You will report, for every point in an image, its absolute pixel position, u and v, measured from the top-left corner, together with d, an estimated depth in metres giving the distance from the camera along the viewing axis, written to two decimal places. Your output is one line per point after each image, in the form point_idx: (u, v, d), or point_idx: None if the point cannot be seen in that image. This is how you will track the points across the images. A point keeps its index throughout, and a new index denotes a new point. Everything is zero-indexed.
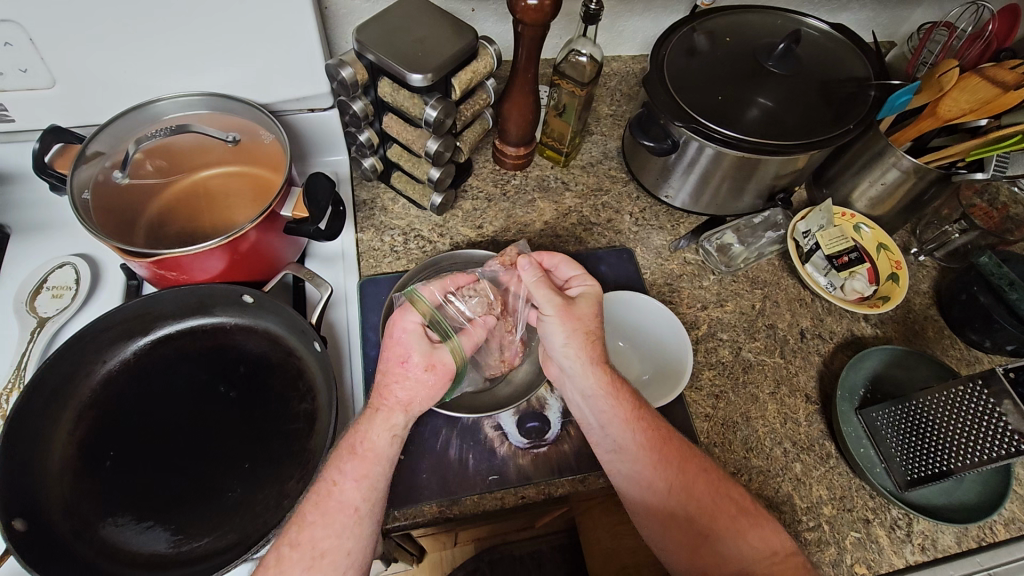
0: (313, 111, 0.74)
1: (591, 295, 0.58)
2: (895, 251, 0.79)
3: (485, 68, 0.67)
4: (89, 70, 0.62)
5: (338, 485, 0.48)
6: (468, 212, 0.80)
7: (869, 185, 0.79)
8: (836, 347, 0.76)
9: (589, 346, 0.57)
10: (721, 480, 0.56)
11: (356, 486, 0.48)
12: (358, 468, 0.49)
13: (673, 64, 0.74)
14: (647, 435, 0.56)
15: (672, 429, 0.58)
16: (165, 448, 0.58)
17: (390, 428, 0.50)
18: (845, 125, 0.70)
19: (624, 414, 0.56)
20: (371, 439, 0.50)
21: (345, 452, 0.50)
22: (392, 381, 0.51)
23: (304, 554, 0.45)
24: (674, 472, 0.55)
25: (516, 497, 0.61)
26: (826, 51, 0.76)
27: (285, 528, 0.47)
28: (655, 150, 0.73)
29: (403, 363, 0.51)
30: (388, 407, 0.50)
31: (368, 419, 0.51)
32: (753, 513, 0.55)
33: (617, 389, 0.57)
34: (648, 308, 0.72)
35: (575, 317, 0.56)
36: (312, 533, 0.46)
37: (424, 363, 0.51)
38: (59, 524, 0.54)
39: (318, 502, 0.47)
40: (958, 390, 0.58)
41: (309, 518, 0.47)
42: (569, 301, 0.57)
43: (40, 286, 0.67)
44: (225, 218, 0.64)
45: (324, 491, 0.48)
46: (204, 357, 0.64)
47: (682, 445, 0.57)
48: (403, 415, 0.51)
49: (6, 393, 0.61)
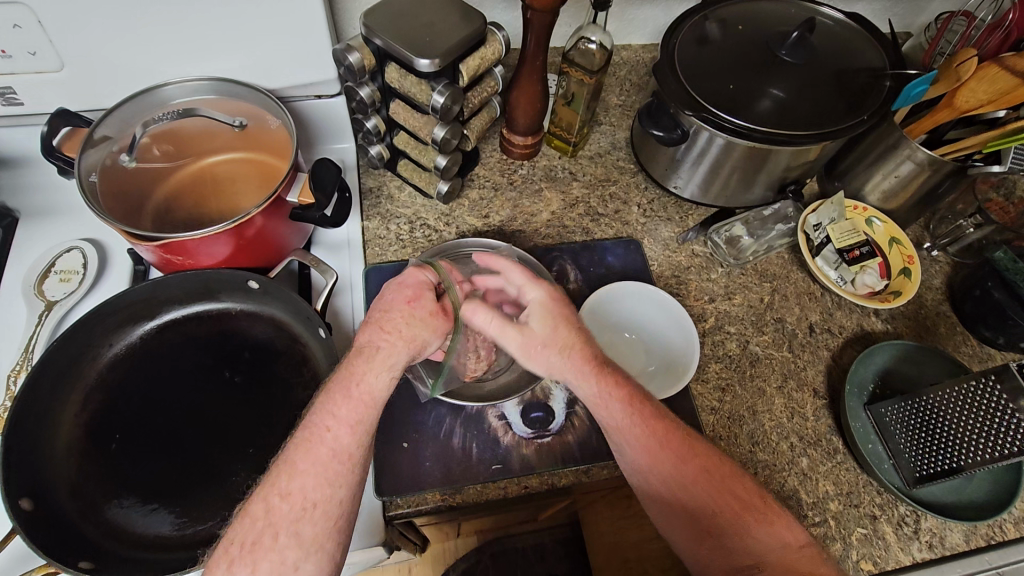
0: (320, 97, 0.73)
1: (541, 309, 0.56)
2: (908, 244, 0.78)
3: (493, 54, 0.66)
4: (98, 54, 0.62)
5: (331, 431, 0.45)
6: (475, 201, 0.80)
7: (883, 178, 0.78)
8: (846, 341, 0.75)
9: (568, 365, 0.55)
10: (722, 476, 0.53)
11: (350, 432, 0.46)
12: (352, 412, 0.46)
13: (683, 52, 0.73)
14: (646, 436, 0.53)
15: (672, 425, 0.54)
16: (170, 433, 0.58)
17: (388, 368, 0.48)
18: (857, 116, 0.69)
19: (619, 422, 0.54)
20: (367, 379, 0.48)
21: (338, 395, 0.47)
22: (394, 314, 0.51)
23: (296, 502, 0.43)
24: (674, 472, 0.52)
25: (519, 486, 0.61)
26: (841, 40, 0.75)
27: (269, 479, 0.44)
28: (665, 140, 0.72)
29: (409, 304, 0.51)
30: (390, 343, 0.49)
31: (364, 359, 0.48)
32: (761, 510, 0.52)
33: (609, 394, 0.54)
34: (657, 302, 0.72)
35: (538, 346, 0.55)
36: (304, 483, 0.43)
37: (429, 310, 0.51)
38: (65, 505, 0.54)
39: (309, 450, 0.44)
40: (970, 386, 0.57)
41: (301, 467, 0.44)
42: (523, 334, 0.55)
43: (47, 270, 0.67)
44: (232, 204, 0.65)
45: (314, 438, 0.45)
46: (210, 342, 0.64)
47: (685, 441, 0.54)
48: (401, 355, 0.49)
49: (14, 375, 0.61)
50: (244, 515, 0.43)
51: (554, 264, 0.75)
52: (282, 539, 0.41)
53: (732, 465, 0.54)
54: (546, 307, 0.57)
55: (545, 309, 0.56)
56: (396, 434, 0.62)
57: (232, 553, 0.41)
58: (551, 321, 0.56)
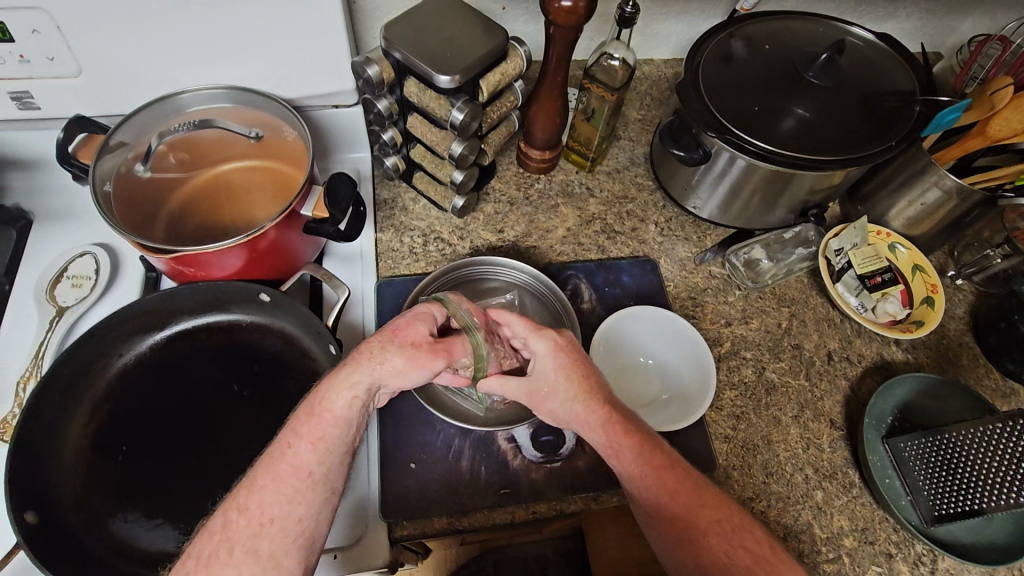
0: (338, 107, 0.72)
1: (546, 361, 0.57)
2: (932, 273, 0.76)
3: (514, 70, 0.65)
4: (116, 61, 0.61)
5: (293, 447, 0.45)
6: (490, 215, 0.79)
7: (908, 205, 0.76)
8: (865, 371, 0.73)
9: (574, 414, 0.55)
10: (735, 529, 0.51)
11: (312, 448, 0.45)
12: (315, 429, 0.46)
13: (708, 71, 0.71)
14: (653, 484, 0.52)
15: (684, 475, 0.53)
16: (176, 447, 0.58)
17: (349, 387, 0.47)
18: (885, 142, 0.67)
19: (626, 469, 0.53)
20: (330, 399, 0.47)
21: (301, 413, 0.47)
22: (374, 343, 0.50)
23: (251, 516, 0.42)
24: (682, 523, 0.51)
25: (527, 512, 0.60)
26: (870, 62, 0.73)
27: (231, 494, 0.44)
28: (686, 160, 0.71)
29: (393, 333, 0.50)
30: (354, 366, 0.48)
31: (328, 378, 0.48)
32: (771, 561, 0.49)
33: (617, 441, 0.53)
34: (673, 329, 0.70)
35: (545, 400, 0.56)
36: (262, 498, 0.43)
37: (411, 340, 0.50)
38: (70, 517, 0.54)
39: (271, 465, 0.45)
40: (992, 428, 0.57)
41: (259, 482, 0.44)
42: (531, 391, 0.57)
43: (60, 275, 0.67)
44: (247, 214, 0.64)
45: (276, 454, 0.45)
46: (220, 354, 0.63)
47: (693, 491, 0.53)
48: (365, 379, 0.48)
49: (23, 381, 0.61)
50: (201, 532, 0.42)
51: (568, 283, 0.74)
52: (236, 554, 0.41)
53: (742, 515, 0.52)
54: (549, 358, 0.57)
55: (551, 360, 0.56)
56: (403, 454, 0.61)
57: (187, 567, 0.40)
58: (556, 373, 0.56)
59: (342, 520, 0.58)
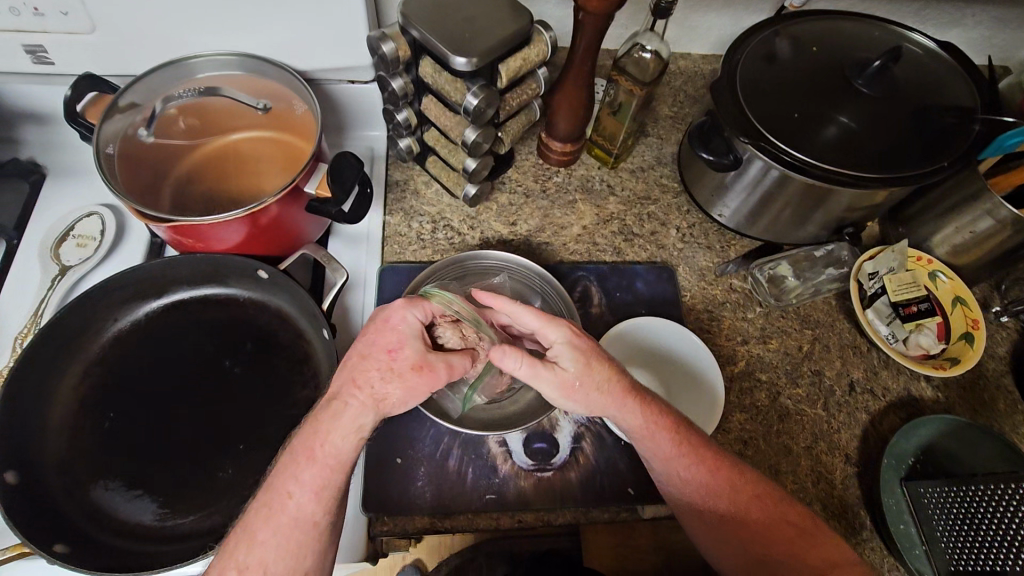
0: (354, 83, 0.70)
1: (572, 344, 0.50)
2: (974, 306, 0.70)
3: (537, 56, 0.61)
4: (128, 22, 0.59)
5: (293, 497, 0.45)
6: (503, 206, 0.76)
7: (954, 231, 0.70)
8: (889, 406, 0.68)
9: (607, 403, 0.51)
10: (776, 501, 0.52)
11: (315, 497, 0.45)
12: (317, 476, 0.45)
13: (747, 70, 0.66)
14: (694, 468, 0.52)
15: (719, 453, 0.53)
16: (162, 419, 0.57)
17: (356, 431, 0.46)
18: (936, 162, 0.61)
19: (665, 453, 0.52)
20: (332, 442, 0.46)
21: (301, 457, 0.46)
22: (371, 368, 0.47)
23: (251, 573, 0.43)
24: (726, 502, 0.51)
25: (512, 520, 0.58)
26: (926, 73, 0.67)
27: (229, 547, 0.44)
28: (715, 165, 0.66)
29: (391, 353, 0.48)
30: (359, 404, 0.46)
31: (331, 417, 0.46)
32: (813, 533, 0.51)
33: (653, 426, 0.52)
34: (672, 331, 0.66)
35: (580, 391, 0.50)
36: (263, 554, 0.43)
37: (410, 363, 0.48)
38: (53, 480, 0.54)
39: (270, 517, 0.44)
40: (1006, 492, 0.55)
41: (259, 536, 0.44)
42: (566, 381, 0.50)
43: (66, 234, 0.67)
44: (254, 185, 0.62)
45: (275, 506, 0.45)
46: (214, 328, 0.62)
47: (731, 468, 0.53)
48: (373, 416, 0.47)
49: (20, 338, 0.61)
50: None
51: (578, 285, 0.71)
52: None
53: (776, 489, 0.53)
54: (574, 342, 0.51)
55: (577, 344, 0.51)
56: (391, 448, 0.59)
57: None
58: (585, 358, 0.50)
59: None
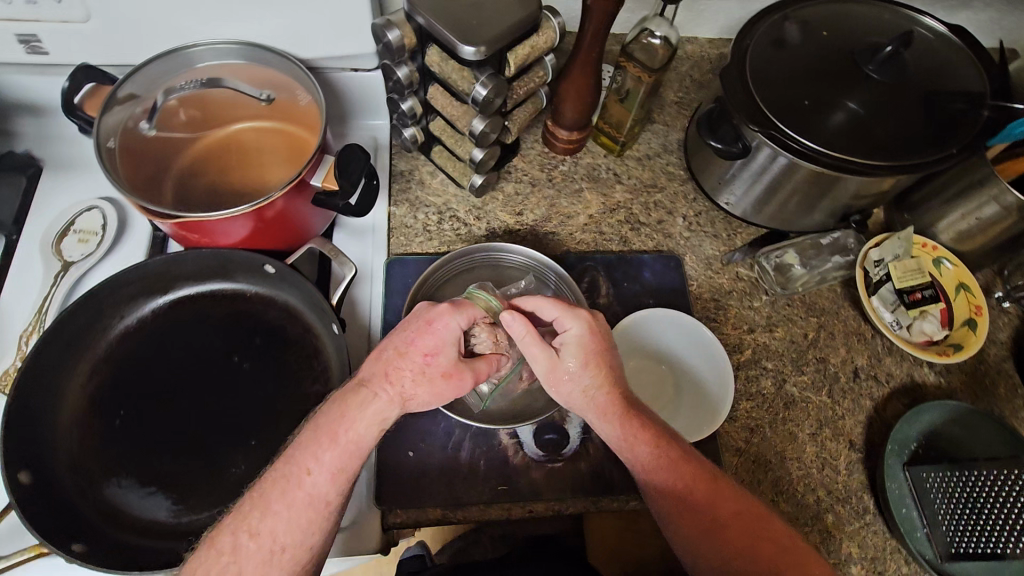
0: (357, 71, 0.68)
1: (575, 343, 0.53)
2: (977, 293, 0.70)
3: (545, 43, 0.60)
4: (124, 10, 0.57)
5: (311, 474, 0.46)
6: (509, 195, 0.75)
7: (960, 218, 0.71)
8: (892, 392, 0.69)
9: (590, 404, 0.54)
10: (757, 521, 0.51)
11: (331, 480, 0.46)
12: (336, 459, 0.46)
13: (756, 56, 0.65)
14: (671, 480, 0.52)
15: (702, 468, 0.53)
16: (173, 415, 0.57)
17: (380, 422, 0.48)
18: (944, 149, 0.61)
19: (643, 464, 0.52)
20: (357, 429, 0.47)
21: (324, 437, 0.47)
22: (406, 367, 0.49)
23: (262, 540, 0.44)
24: (703, 516, 0.51)
25: (523, 510, 0.59)
26: (937, 58, 0.67)
27: (243, 512, 0.45)
28: (724, 153, 0.66)
29: (428, 356, 0.50)
30: (387, 399, 0.48)
31: (359, 405, 0.48)
32: (793, 554, 0.50)
33: (634, 436, 0.53)
34: (687, 329, 0.65)
35: (565, 380, 0.53)
36: (275, 525, 0.45)
37: (444, 369, 0.50)
38: (67, 478, 0.54)
39: (286, 491, 0.45)
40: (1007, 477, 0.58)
41: (274, 507, 0.45)
42: (554, 364, 0.53)
43: (66, 229, 0.65)
44: (259, 177, 0.61)
45: (293, 480, 0.46)
46: (222, 323, 0.62)
47: (713, 484, 0.52)
48: (398, 411, 0.49)
49: (25, 336, 0.61)
50: (209, 544, 0.44)
51: (585, 275, 0.71)
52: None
53: (760, 508, 0.53)
54: (579, 343, 0.53)
55: (581, 343, 0.53)
56: (402, 441, 0.60)
57: None
58: (587, 360, 0.53)
59: None
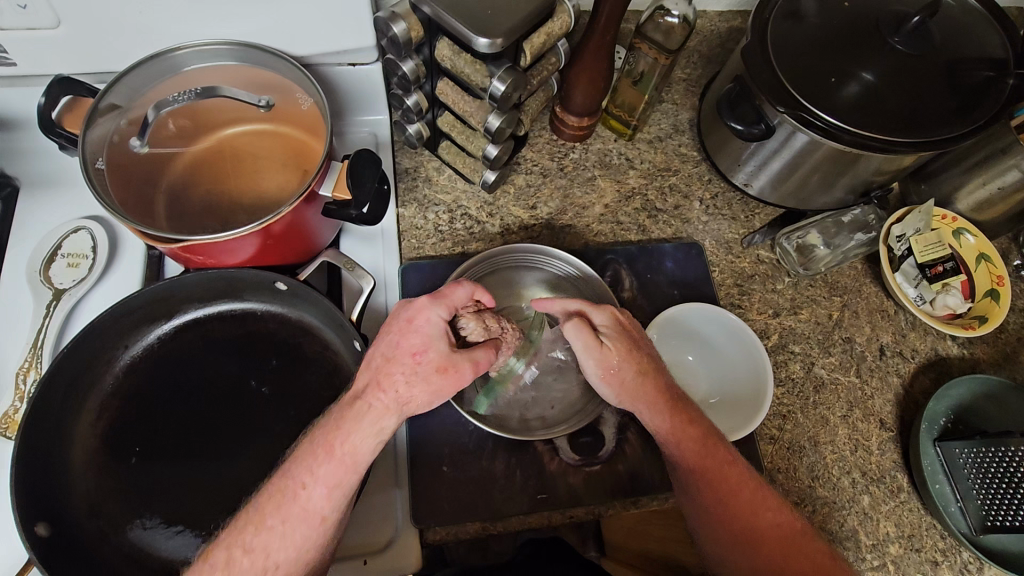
0: (355, 66, 0.63)
1: (612, 328, 0.53)
2: (998, 263, 0.70)
3: (561, 29, 0.56)
4: (97, 13, 0.52)
5: (307, 489, 0.43)
6: (521, 188, 0.72)
7: (980, 188, 0.70)
8: (918, 367, 0.69)
9: (645, 393, 0.51)
10: (776, 512, 0.51)
11: (326, 495, 0.43)
12: (330, 473, 0.44)
13: (774, 30, 0.62)
14: (700, 467, 0.51)
15: (732, 458, 0.52)
16: (193, 448, 0.54)
17: (377, 434, 0.45)
18: (972, 121, 0.59)
19: (677, 448, 0.51)
20: (354, 442, 0.45)
21: (320, 451, 0.44)
22: (396, 369, 0.45)
23: (255, 556, 0.42)
24: (726, 504, 0.50)
25: (563, 516, 0.58)
26: (960, 25, 0.64)
27: (238, 527, 0.44)
28: (744, 135, 0.63)
29: (415, 357, 0.46)
30: (381, 408, 0.45)
31: (352, 418, 0.45)
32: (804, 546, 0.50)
33: (674, 423, 0.51)
34: (729, 331, 0.64)
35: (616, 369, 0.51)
36: (268, 540, 0.43)
37: (436, 364, 0.46)
38: (85, 524, 0.52)
39: (281, 505, 0.43)
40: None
41: (268, 521, 0.43)
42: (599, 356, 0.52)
43: (53, 255, 0.61)
44: (260, 190, 0.57)
45: (287, 493, 0.43)
46: (235, 346, 0.59)
47: (740, 474, 0.52)
48: (395, 419, 0.45)
49: (22, 374, 0.57)
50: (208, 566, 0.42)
51: (607, 269, 0.69)
52: None
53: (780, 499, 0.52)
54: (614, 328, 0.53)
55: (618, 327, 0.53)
56: (435, 456, 0.58)
57: None
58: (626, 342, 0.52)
59: (371, 521, 0.56)
